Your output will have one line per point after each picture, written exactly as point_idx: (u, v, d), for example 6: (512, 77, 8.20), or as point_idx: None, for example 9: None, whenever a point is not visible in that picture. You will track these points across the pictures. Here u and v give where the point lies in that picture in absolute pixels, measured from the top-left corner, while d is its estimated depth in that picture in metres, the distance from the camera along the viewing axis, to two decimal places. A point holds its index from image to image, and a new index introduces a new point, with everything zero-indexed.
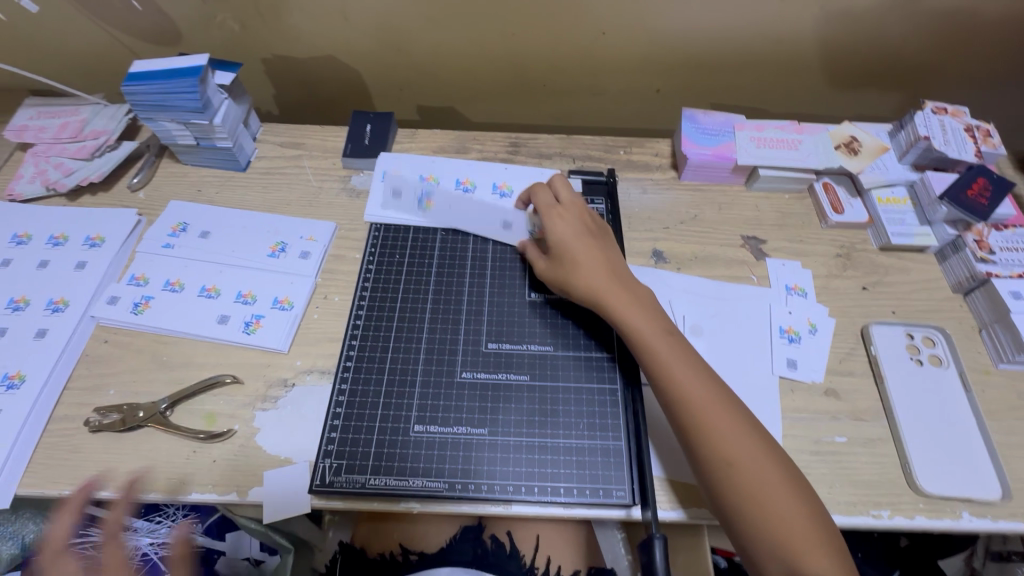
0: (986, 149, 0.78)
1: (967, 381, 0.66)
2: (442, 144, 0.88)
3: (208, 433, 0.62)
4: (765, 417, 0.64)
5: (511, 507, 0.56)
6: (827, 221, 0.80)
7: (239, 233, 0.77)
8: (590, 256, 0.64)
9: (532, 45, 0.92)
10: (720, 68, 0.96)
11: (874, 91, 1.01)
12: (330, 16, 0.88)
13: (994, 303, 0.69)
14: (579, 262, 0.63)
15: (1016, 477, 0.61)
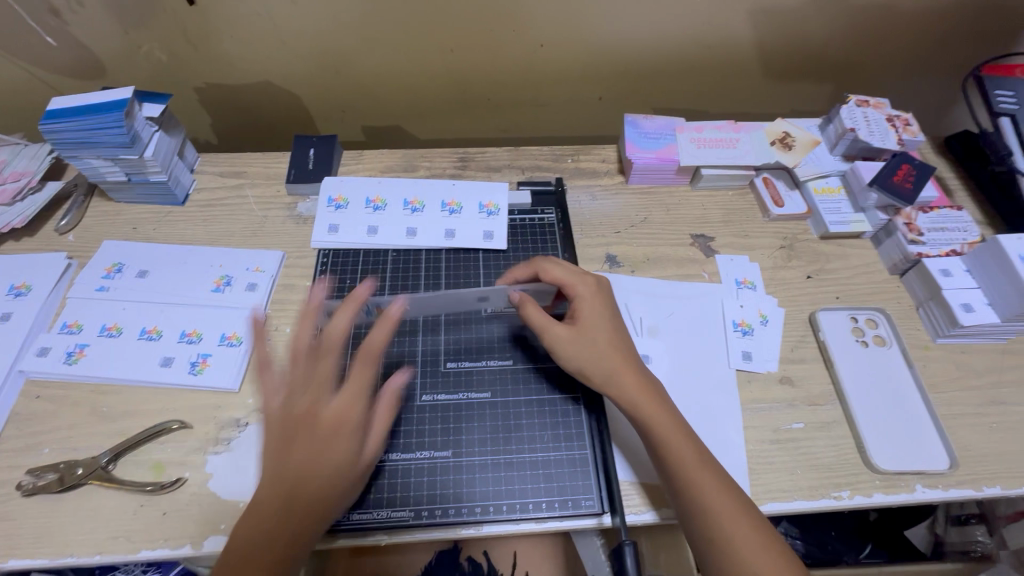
0: (907, 137, 0.83)
1: (909, 358, 0.69)
2: (389, 164, 0.87)
3: (157, 484, 0.58)
4: (726, 411, 0.65)
5: (482, 529, 0.55)
6: (769, 214, 0.83)
7: (180, 270, 0.73)
8: (598, 338, 0.58)
9: (474, 60, 0.92)
10: (657, 73, 0.98)
11: (802, 88, 1.06)
12: (264, 40, 0.86)
13: (927, 281, 0.73)
14: (585, 346, 0.58)
15: (961, 445, 0.64)
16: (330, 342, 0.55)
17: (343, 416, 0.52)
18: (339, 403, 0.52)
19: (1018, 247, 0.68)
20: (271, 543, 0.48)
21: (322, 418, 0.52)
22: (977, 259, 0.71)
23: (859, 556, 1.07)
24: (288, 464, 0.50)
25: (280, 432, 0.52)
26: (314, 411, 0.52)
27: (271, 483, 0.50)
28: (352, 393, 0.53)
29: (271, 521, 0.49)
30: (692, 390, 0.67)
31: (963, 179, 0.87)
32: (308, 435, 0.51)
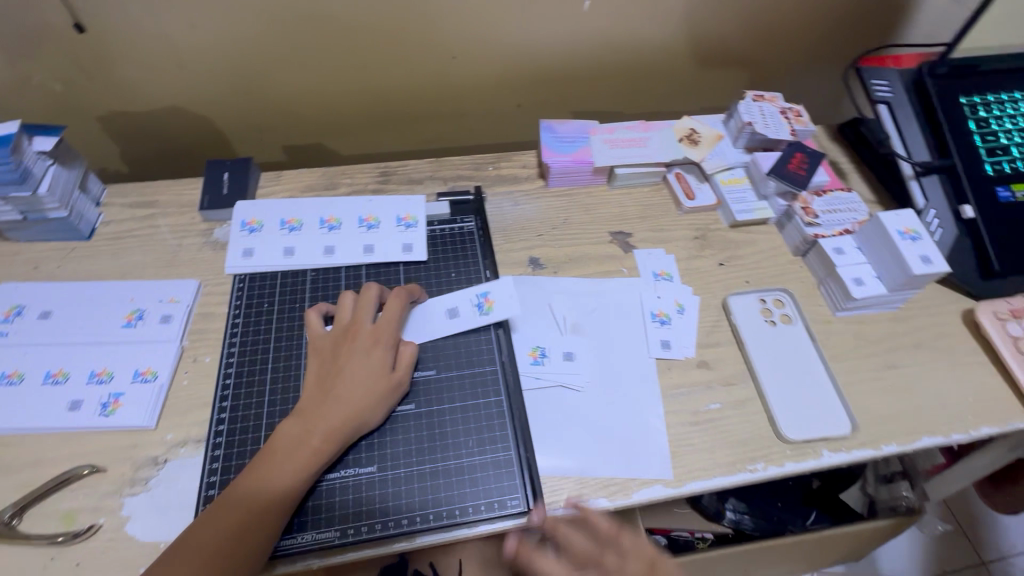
0: (799, 127, 0.89)
1: (812, 333, 0.74)
2: (309, 183, 0.86)
3: (68, 534, 0.55)
4: (647, 399, 0.68)
5: (412, 541, 0.55)
6: (683, 208, 0.87)
7: (87, 308, 0.70)
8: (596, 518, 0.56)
9: (389, 74, 0.93)
10: (571, 79, 1.02)
11: (709, 85, 1.12)
12: (167, 64, 0.84)
13: (824, 260, 0.78)
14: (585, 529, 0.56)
15: (861, 409, 0.69)
16: (365, 341, 0.60)
17: (354, 418, 0.56)
18: (351, 404, 0.57)
19: (896, 223, 0.74)
20: (255, 526, 0.51)
21: (336, 417, 0.56)
22: (865, 237, 0.77)
23: (802, 523, 1.14)
24: (299, 455, 0.54)
25: (296, 423, 0.56)
26: (330, 408, 0.56)
27: (277, 467, 0.53)
28: (363, 396, 0.57)
29: (268, 504, 0.52)
30: (613, 380, 0.69)
31: (856, 163, 0.94)
32: (320, 428, 0.55)
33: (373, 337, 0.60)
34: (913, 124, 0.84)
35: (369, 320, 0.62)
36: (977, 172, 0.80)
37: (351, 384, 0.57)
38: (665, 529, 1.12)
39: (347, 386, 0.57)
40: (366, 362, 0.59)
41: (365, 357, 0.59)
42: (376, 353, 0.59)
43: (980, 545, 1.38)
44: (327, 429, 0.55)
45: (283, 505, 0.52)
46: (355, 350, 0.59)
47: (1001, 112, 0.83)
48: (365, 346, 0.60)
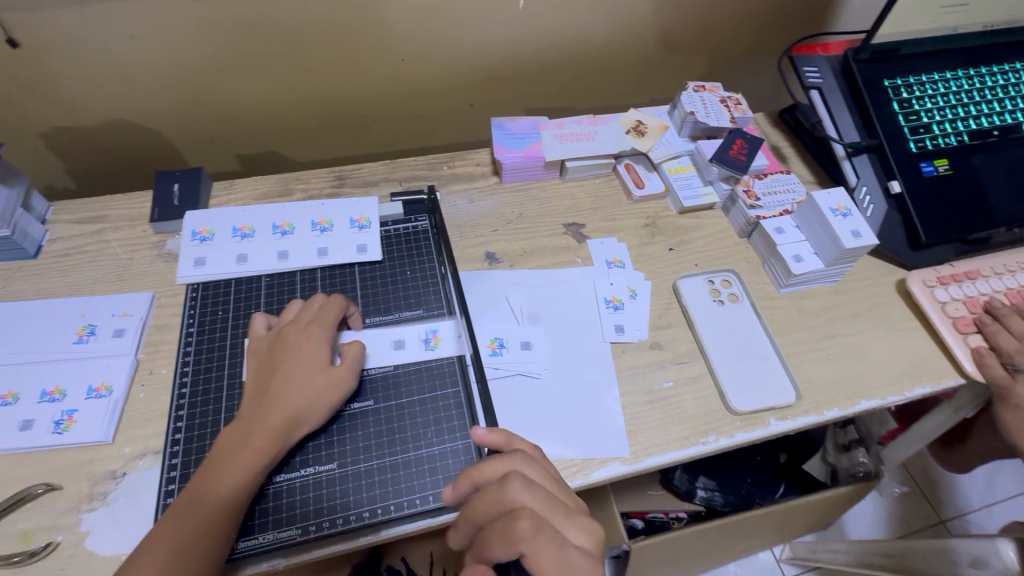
0: (738, 115, 0.93)
1: (758, 310, 0.78)
2: (263, 190, 0.86)
3: (25, 554, 0.55)
4: (602, 381, 0.71)
5: (376, 534, 0.56)
6: (633, 197, 0.90)
7: (35, 326, 0.69)
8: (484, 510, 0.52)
9: (338, 79, 0.93)
10: (521, 77, 1.04)
11: (656, 78, 1.16)
12: (108, 77, 0.83)
13: (766, 239, 0.82)
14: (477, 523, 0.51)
15: (805, 378, 0.73)
16: (298, 339, 0.61)
17: (293, 413, 0.56)
18: (288, 401, 0.57)
19: (828, 201, 0.78)
20: (213, 528, 0.51)
21: (275, 414, 0.56)
22: (802, 216, 0.81)
23: (772, 496, 1.19)
24: (244, 450, 0.54)
25: (237, 426, 0.56)
26: (268, 407, 0.56)
27: (224, 466, 0.53)
28: (299, 391, 0.57)
29: (221, 502, 0.52)
30: (569, 366, 0.72)
31: (795, 146, 0.98)
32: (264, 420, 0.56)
33: (305, 334, 0.61)
34: (842, 107, 0.89)
35: (306, 319, 0.63)
36: (903, 150, 0.85)
37: (286, 381, 0.58)
38: (640, 512, 1.17)
39: (283, 383, 0.57)
40: (300, 358, 0.59)
41: (298, 353, 0.59)
42: (308, 349, 0.60)
43: (938, 504, 1.46)
44: (267, 428, 0.55)
45: (235, 502, 0.52)
46: (287, 349, 0.60)
47: (921, 92, 0.88)
48: (298, 343, 0.60)
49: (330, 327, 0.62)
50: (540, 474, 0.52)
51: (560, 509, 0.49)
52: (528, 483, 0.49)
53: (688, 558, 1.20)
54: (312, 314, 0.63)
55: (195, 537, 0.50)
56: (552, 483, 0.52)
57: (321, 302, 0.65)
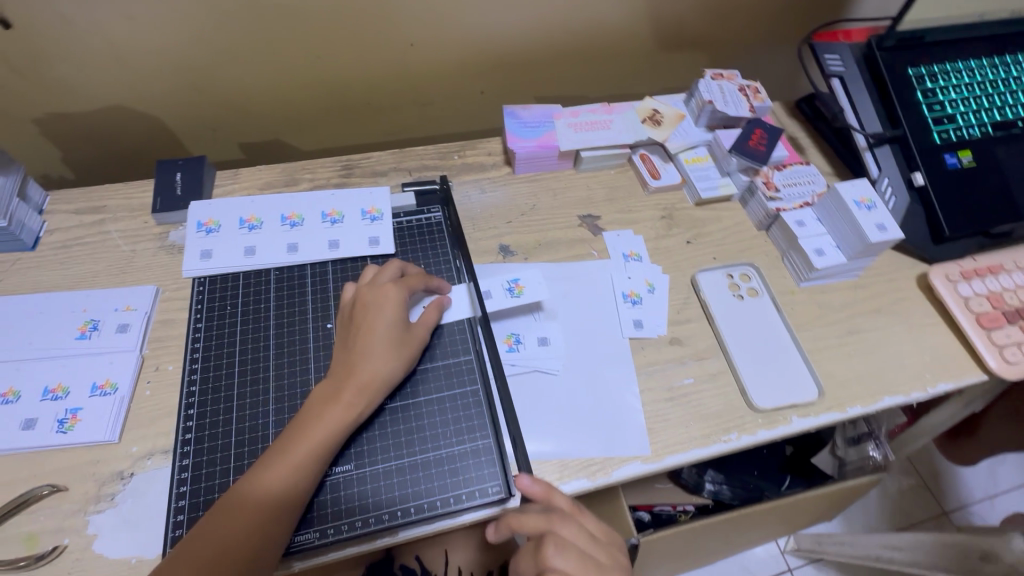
0: (757, 104, 0.91)
1: (778, 305, 0.76)
2: (268, 179, 0.84)
3: (31, 558, 0.53)
4: (622, 377, 0.69)
5: (396, 535, 0.55)
6: (649, 188, 0.88)
7: (34, 321, 0.66)
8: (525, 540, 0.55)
9: (345, 65, 0.90)
10: (532, 63, 1.01)
11: (669, 66, 1.13)
12: (105, 61, 0.80)
13: (786, 232, 0.80)
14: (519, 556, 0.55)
15: (827, 374, 0.72)
16: (375, 297, 0.61)
17: (379, 372, 0.58)
18: (375, 358, 0.58)
19: (852, 193, 0.77)
20: (259, 526, 0.49)
21: (362, 371, 0.57)
22: (824, 208, 0.79)
23: (779, 489, 1.18)
24: (303, 440, 0.53)
25: (327, 383, 0.57)
26: (355, 364, 0.57)
27: (283, 456, 0.52)
28: (385, 348, 0.59)
29: (282, 493, 0.51)
30: (587, 361, 0.70)
31: (813, 137, 0.96)
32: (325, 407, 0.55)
33: (387, 291, 0.62)
34: (865, 97, 0.86)
35: (385, 280, 0.64)
36: (927, 141, 0.83)
37: (374, 337, 0.59)
38: (648, 506, 1.16)
39: (371, 340, 0.59)
40: (384, 315, 0.60)
41: (383, 310, 0.60)
42: (392, 306, 0.61)
43: (942, 495, 1.46)
44: (356, 384, 0.56)
45: (294, 493, 0.51)
46: (371, 306, 0.61)
47: (946, 81, 0.86)
48: (380, 301, 0.61)
49: (411, 287, 0.63)
50: (575, 533, 0.54)
51: (593, 570, 0.52)
52: (563, 547, 0.52)
53: (696, 551, 1.19)
54: (390, 277, 0.64)
55: (257, 529, 0.49)
56: (588, 540, 0.54)
57: (398, 269, 0.66)
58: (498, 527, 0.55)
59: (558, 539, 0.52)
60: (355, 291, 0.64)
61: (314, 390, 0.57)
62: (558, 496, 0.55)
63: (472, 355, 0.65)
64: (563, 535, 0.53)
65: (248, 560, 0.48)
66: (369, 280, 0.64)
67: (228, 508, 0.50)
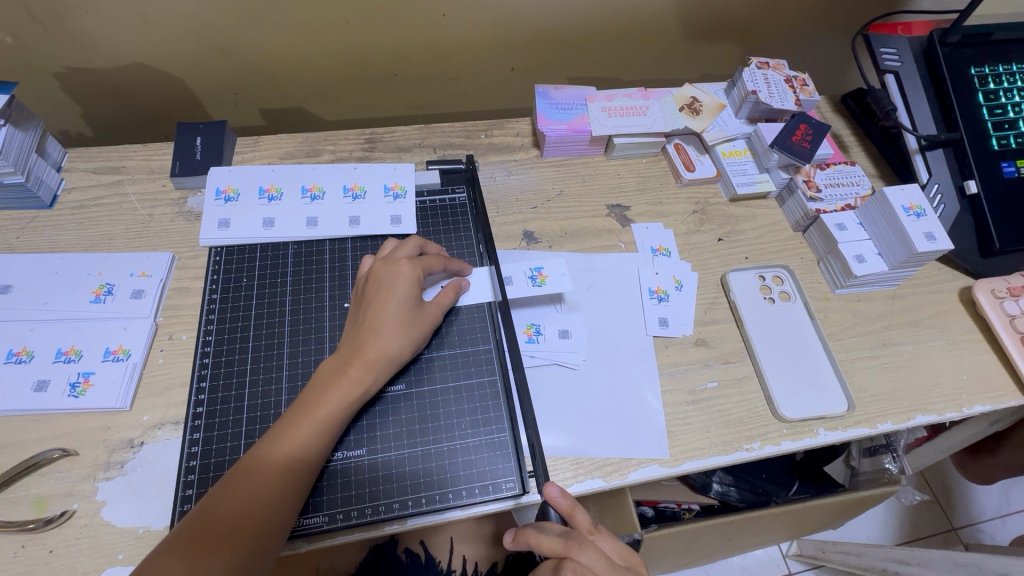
0: (804, 98, 0.86)
1: (811, 311, 0.73)
2: (290, 149, 0.81)
3: (40, 521, 0.52)
4: (643, 377, 0.67)
5: (407, 524, 0.54)
6: (682, 180, 0.84)
7: (50, 281, 0.65)
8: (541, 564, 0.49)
9: (373, 33, 0.87)
10: (567, 41, 0.97)
11: (709, 51, 1.08)
12: (127, 17, 0.77)
13: (825, 236, 0.76)
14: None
15: (857, 387, 0.69)
16: (389, 272, 0.59)
17: (386, 349, 0.55)
18: (382, 335, 0.56)
19: (901, 199, 0.72)
20: (259, 502, 0.47)
21: (369, 347, 0.55)
22: (868, 213, 0.75)
23: (786, 494, 1.16)
24: (306, 418, 0.51)
25: (333, 359, 0.55)
26: (362, 341, 0.55)
27: (287, 433, 0.50)
28: (394, 325, 0.56)
29: (284, 471, 0.49)
30: (608, 357, 0.68)
31: (859, 136, 0.91)
32: (332, 383, 0.53)
33: (402, 268, 0.59)
34: (920, 95, 0.81)
35: (399, 256, 0.61)
36: (983, 147, 0.78)
37: (382, 313, 0.56)
38: (652, 501, 1.14)
39: (380, 317, 0.56)
40: (395, 291, 0.57)
41: (396, 286, 0.58)
42: (405, 282, 0.58)
43: (951, 511, 1.44)
44: (361, 360, 0.54)
45: (295, 470, 0.50)
46: (383, 280, 0.58)
47: (1010, 83, 0.80)
48: (391, 276, 0.58)
49: (428, 266, 0.61)
50: (595, 559, 0.48)
51: None
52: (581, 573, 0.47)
53: (697, 550, 1.18)
54: (405, 254, 0.62)
55: (261, 507, 0.47)
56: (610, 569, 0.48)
57: (415, 245, 0.63)
58: (514, 538, 0.51)
59: (576, 565, 0.47)
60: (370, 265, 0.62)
61: (320, 364, 0.55)
62: (580, 514, 0.51)
63: (490, 344, 0.64)
64: (583, 560, 0.48)
65: (250, 537, 0.46)
66: (383, 256, 0.62)
67: (230, 482, 0.48)
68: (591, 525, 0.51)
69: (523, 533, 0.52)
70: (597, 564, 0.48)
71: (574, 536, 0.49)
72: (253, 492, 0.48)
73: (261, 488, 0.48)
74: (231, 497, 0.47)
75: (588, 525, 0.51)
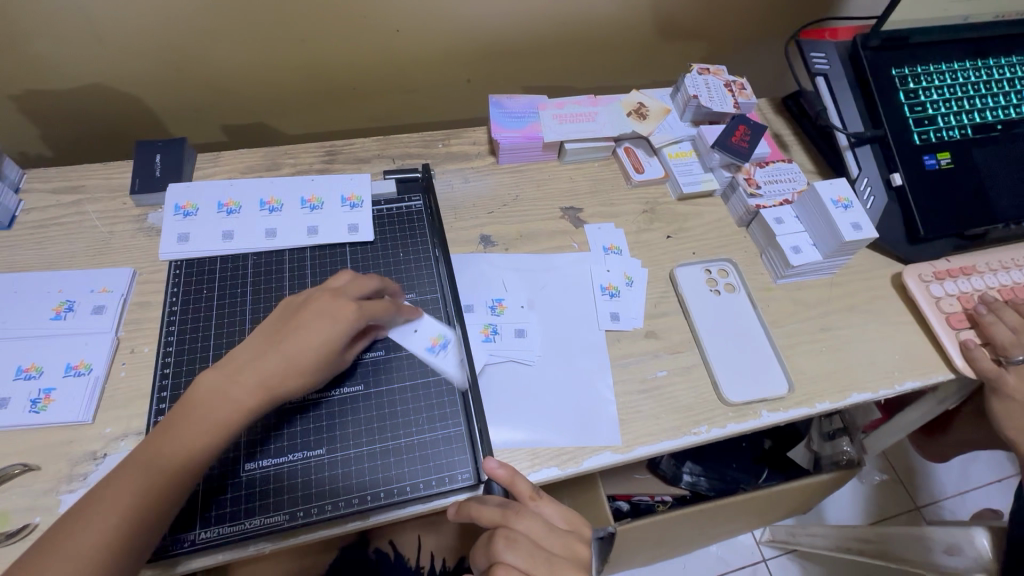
0: (742, 101, 0.91)
1: (754, 300, 0.77)
2: (250, 163, 0.83)
3: (1, 535, 0.53)
4: (596, 370, 0.70)
5: (368, 519, 0.56)
6: (632, 181, 0.88)
7: (9, 300, 0.66)
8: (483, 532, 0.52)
9: (330, 49, 0.89)
10: (520, 53, 1.01)
11: (659, 59, 1.13)
12: (83, 39, 0.78)
13: (765, 230, 0.81)
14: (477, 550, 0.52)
15: (798, 369, 0.73)
16: (328, 307, 0.56)
17: (281, 380, 0.53)
18: (283, 366, 0.54)
19: (831, 192, 0.77)
20: (143, 509, 0.48)
21: (264, 372, 0.53)
22: (803, 207, 0.80)
23: (755, 481, 1.22)
24: (195, 439, 0.50)
25: (219, 372, 0.53)
26: (267, 370, 0.53)
27: (175, 447, 0.50)
28: (302, 363, 0.54)
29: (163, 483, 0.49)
30: (563, 352, 0.71)
31: (797, 135, 0.97)
32: (219, 402, 0.52)
33: (339, 305, 0.57)
34: (848, 96, 0.87)
35: (351, 295, 0.58)
36: (906, 142, 0.83)
37: (293, 344, 0.54)
38: (626, 495, 1.16)
39: (289, 350, 0.54)
40: (321, 329, 0.55)
41: (326, 324, 0.56)
42: (336, 326, 0.56)
43: (913, 490, 1.50)
44: (251, 385, 0.53)
45: (170, 486, 0.49)
46: (315, 313, 0.56)
47: (929, 83, 0.86)
48: (326, 313, 0.56)
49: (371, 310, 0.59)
50: (531, 524, 0.51)
51: (547, 564, 0.50)
52: (514, 540, 0.50)
53: (671, 540, 1.21)
54: (357, 293, 0.59)
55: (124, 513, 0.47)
56: (546, 534, 0.51)
57: (372, 284, 0.61)
58: (456, 511, 0.53)
59: (511, 530, 0.51)
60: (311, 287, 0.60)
61: (203, 377, 0.53)
62: (520, 483, 0.53)
63: (445, 345, 0.66)
64: (519, 526, 0.51)
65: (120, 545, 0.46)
66: (334, 287, 0.59)
67: (111, 484, 0.48)
68: (530, 491, 0.53)
69: (464, 505, 0.53)
70: (533, 529, 0.51)
71: (512, 507, 0.52)
72: (121, 497, 0.47)
73: (130, 497, 0.47)
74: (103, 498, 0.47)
75: (528, 492, 0.53)
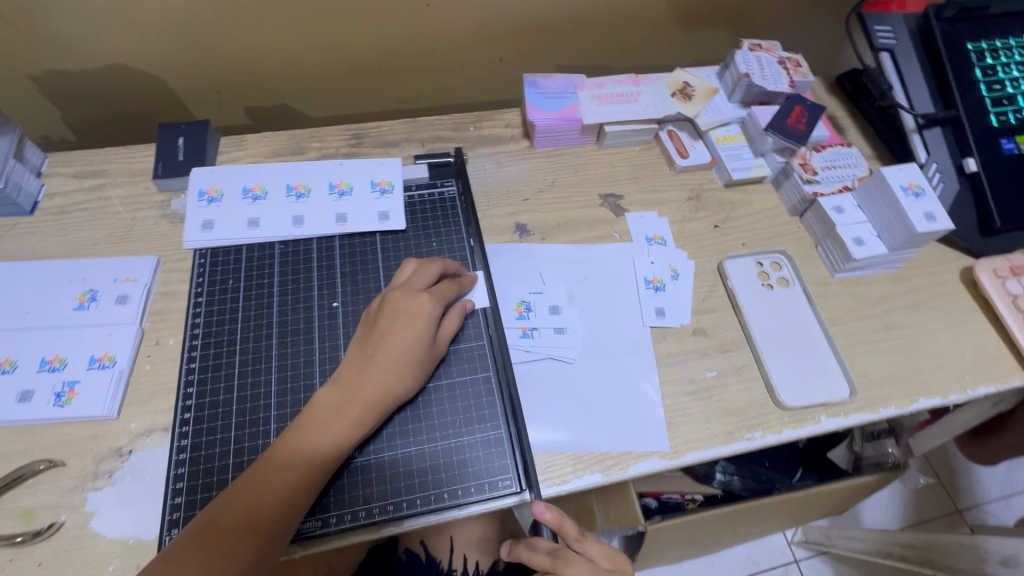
0: (798, 79, 0.84)
1: (810, 297, 0.72)
2: (275, 147, 0.79)
3: (27, 534, 0.52)
4: (640, 370, 0.66)
5: (404, 525, 0.53)
6: (675, 167, 0.82)
7: (32, 288, 0.63)
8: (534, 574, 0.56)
9: (357, 26, 0.85)
10: (554, 30, 0.95)
11: (701, 35, 1.06)
12: (103, 17, 0.75)
13: (822, 219, 0.75)
14: None
15: (859, 371, 0.67)
16: (410, 308, 0.56)
17: (391, 390, 0.53)
18: (387, 375, 0.53)
19: (899, 178, 0.71)
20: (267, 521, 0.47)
21: (370, 387, 0.53)
22: (865, 195, 0.74)
23: (790, 481, 1.12)
24: (302, 453, 0.50)
25: (333, 389, 0.53)
26: (364, 375, 0.53)
27: (284, 459, 0.49)
28: (402, 364, 0.54)
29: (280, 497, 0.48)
30: (605, 349, 0.67)
31: (854, 116, 0.90)
32: (329, 417, 0.51)
33: (423, 303, 0.56)
34: (916, 72, 0.79)
35: (419, 287, 0.58)
36: (982, 123, 0.76)
37: (393, 352, 0.54)
38: (656, 493, 1.12)
39: (387, 354, 0.54)
40: (412, 329, 0.55)
41: (414, 324, 0.55)
42: (425, 321, 0.56)
43: (956, 493, 1.43)
44: (362, 400, 0.52)
45: (291, 498, 0.48)
46: (402, 315, 0.55)
47: (1009, 58, 0.79)
48: (413, 312, 0.56)
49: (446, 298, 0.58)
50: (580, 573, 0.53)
51: None
52: None
53: (702, 540, 1.17)
54: (425, 283, 0.59)
55: (265, 509, 0.47)
56: None
57: (437, 270, 0.60)
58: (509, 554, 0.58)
59: None
60: (387, 291, 0.59)
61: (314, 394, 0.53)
62: (568, 527, 0.53)
63: (484, 341, 0.63)
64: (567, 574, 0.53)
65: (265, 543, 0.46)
66: (401, 283, 0.59)
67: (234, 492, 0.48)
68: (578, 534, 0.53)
69: (516, 548, 0.58)
70: (582, 574, 0.53)
71: (561, 554, 0.55)
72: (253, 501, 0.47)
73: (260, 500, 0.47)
74: (235, 507, 0.47)
75: (575, 534, 0.54)
